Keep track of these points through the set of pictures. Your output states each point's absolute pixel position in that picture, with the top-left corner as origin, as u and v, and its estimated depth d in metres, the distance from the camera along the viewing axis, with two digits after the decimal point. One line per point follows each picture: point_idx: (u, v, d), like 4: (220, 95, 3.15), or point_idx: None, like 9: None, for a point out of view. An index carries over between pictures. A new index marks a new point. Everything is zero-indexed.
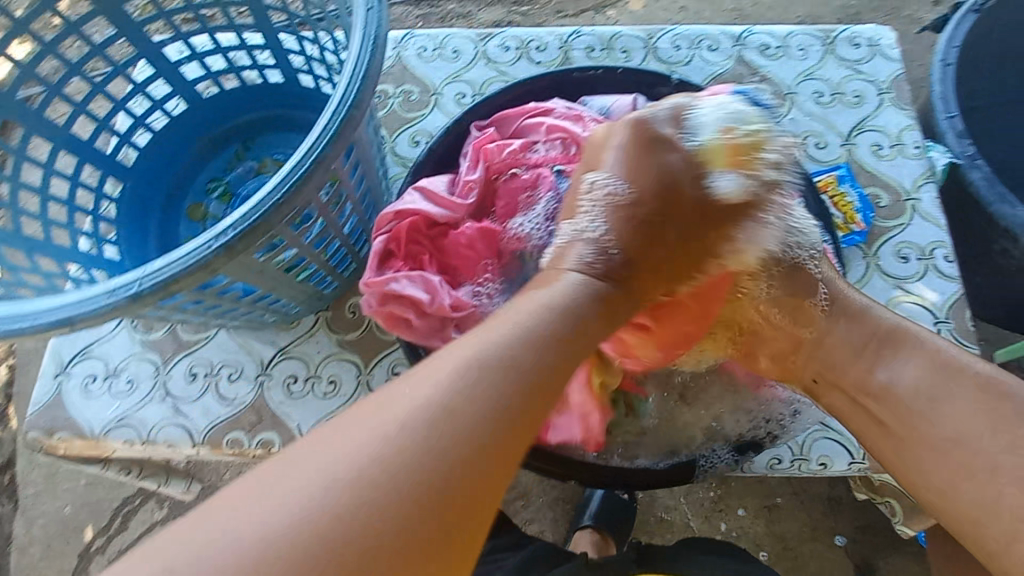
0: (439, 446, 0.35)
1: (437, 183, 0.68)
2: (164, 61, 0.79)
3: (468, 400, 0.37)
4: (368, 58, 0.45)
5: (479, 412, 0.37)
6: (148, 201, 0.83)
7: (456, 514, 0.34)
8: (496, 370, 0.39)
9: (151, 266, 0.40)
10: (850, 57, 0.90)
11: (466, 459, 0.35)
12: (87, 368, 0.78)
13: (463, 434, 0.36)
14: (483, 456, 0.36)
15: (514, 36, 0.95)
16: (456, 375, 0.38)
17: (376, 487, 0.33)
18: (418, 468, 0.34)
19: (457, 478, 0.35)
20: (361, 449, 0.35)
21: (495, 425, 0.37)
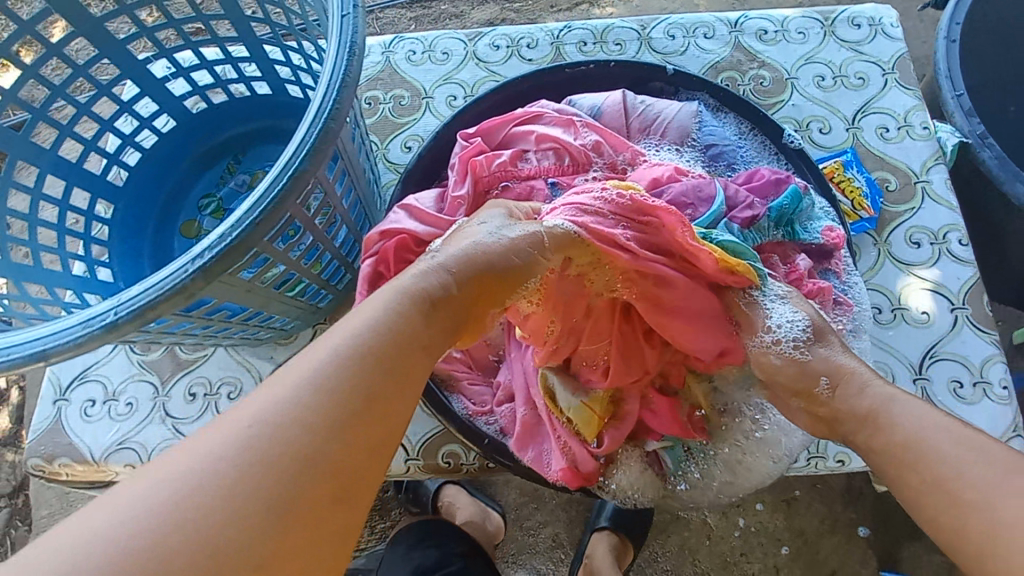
0: (294, 445, 0.32)
1: (424, 200, 0.63)
2: (150, 79, 0.78)
3: (320, 393, 0.35)
4: (345, 65, 0.44)
5: (329, 401, 0.34)
6: (141, 220, 0.82)
7: (334, 496, 0.32)
8: (352, 356, 0.37)
9: (126, 293, 0.39)
10: (851, 38, 0.87)
11: (330, 451, 0.33)
12: (86, 392, 0.78)
13: (318, 423, 0.33)
14: (362, 434, 0.35)
15: (504, 34, 0.93)
16: (305, 368, 0.36)
17: (234, 491, 0.30)
18: (284, 458, 0.32)
19: (326, 462, 0.33)
20: (217, 458, 0.31)
21: (354, 406, 0.35)
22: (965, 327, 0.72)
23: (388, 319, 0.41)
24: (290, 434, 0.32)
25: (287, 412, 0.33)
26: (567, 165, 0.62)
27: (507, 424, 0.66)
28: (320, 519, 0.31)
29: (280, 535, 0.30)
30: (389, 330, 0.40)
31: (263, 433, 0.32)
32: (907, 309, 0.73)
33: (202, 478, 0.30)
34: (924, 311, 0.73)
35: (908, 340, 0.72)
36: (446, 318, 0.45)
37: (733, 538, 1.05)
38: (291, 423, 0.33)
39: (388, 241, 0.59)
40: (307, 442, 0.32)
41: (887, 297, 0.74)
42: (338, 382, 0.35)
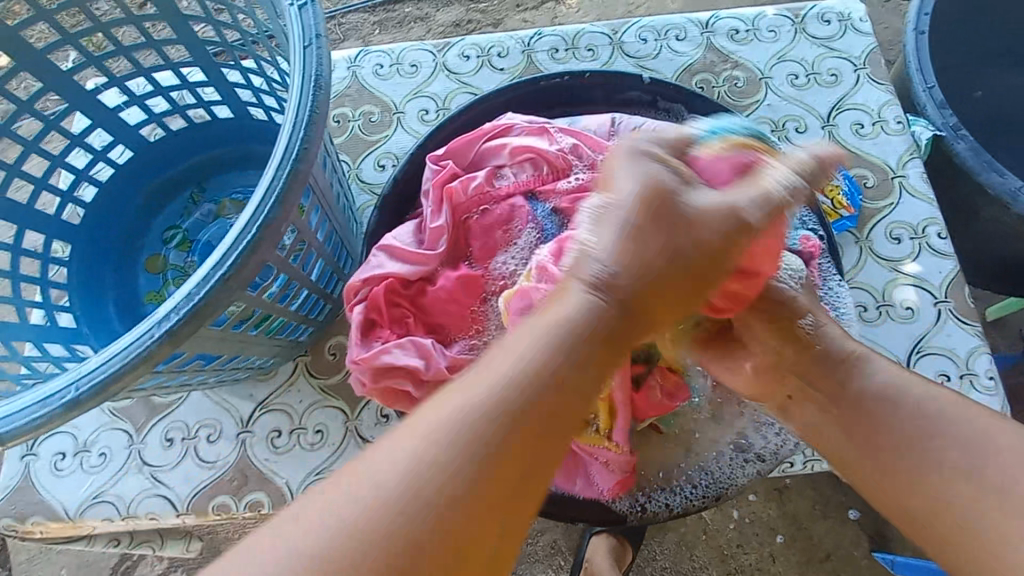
0: (435, 479, 0.32)
1: (401, 235, 0.61)
2: (102, 110, 0.74)
3: (486, 417, 0.34)
4: (311, 102, 0.41)
5: (469, 442, 0.33)
6: (102, 259, 0.78)
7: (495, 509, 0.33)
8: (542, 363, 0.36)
9: (86, 365, 0.36)
10: (821, 34, 0.87)
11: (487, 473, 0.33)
12: (55, 445, 0.73)
13: (473, 454, 0.33)
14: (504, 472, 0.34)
15: (473, 44, 0.91)
16: (458, 396, 0.35)
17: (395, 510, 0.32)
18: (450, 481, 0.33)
19: (463, 495, 0.33)
20: (378, 484, 0.32)
21: (522, 419, 0.34)
22: (949, 322, 0.73)
23: (551, 339, 0.37)
24: (439, 464, 0.33)
25: (440, 443, 0.33)
26: (545, 174, 0.61)
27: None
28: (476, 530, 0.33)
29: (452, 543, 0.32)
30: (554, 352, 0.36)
31: (417, 465, 0.33)
32: (892, 305, 0.74)
33: (360, 507, 0.32)
34: (908, 306, 0.73)
35: (893, 336, 0.72)
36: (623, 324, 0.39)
37: (728, 529, 1.06)
38: (439, 455, 0.33)
39: (376, 286, 0.58)
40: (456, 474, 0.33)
41: (872, 295, 0.74)
42: (483, 414, 0.34)
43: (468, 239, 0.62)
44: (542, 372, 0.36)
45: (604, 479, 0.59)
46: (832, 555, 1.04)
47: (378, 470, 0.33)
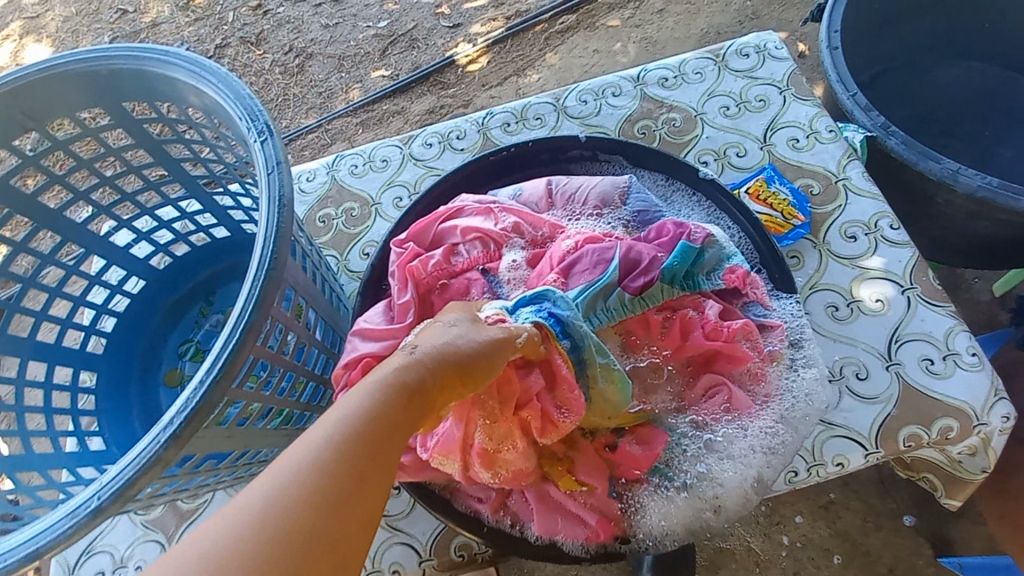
0: (296, 519, 0.33)
1: (373, 317, 0.65)
2: (115, 249, 0.83)
3: (306, 471, 0.35)
4: (277, 218, 0.48)
5: (298, 501, 0.34)
6: (126, 380, 0.85)
7: (352, 520, 0.35)
8: (378, 413, 0.40)
9: (105, 476, 0.40)
10: (743, 67, 0.95)
11: (342, 495, 0.35)
12: (95, 564, 0.77)
13: (322, 492, 0.35)
14: (333, 528, 0.34)
15: (435, 132, 1.01)
16: (275, 476, 0.35)
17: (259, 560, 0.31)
18: (316, 504, 0.34)
19: (294, 556, 0.32)
20: (201, 560, 0.31)
21: (346, 478, 0.36)
22: (920, 306, 0.75)
23: (362, 407, 0.40)
24: (261, 529, 0.32)
25: (255, 514, 0.33)
26: (493, 250, 0.66)
27: (518, 509, 0.59)
28: (343, 546, 0.34)
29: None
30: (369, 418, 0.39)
31: (238, 535, 0.32)
32: (862, 300, 0.76)
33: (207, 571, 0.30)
34: (877, 299, 0.76)
35: (868, 329, 0.74)
36: (407, 421, 0.41)
37: (782, 559, 1.02)
38: (265, 523, 0.33)
39: (354, 369, 0.61)
40: (278, 538, 0.32)
41: (839, 293, 0.77)
42: (307, 479, 0.35)
43: (434, 311, 0.65)
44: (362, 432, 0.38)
45: (591, 517, 0.56)
46: (896, 569, 1.00)
47: (215, 526, 0.33)
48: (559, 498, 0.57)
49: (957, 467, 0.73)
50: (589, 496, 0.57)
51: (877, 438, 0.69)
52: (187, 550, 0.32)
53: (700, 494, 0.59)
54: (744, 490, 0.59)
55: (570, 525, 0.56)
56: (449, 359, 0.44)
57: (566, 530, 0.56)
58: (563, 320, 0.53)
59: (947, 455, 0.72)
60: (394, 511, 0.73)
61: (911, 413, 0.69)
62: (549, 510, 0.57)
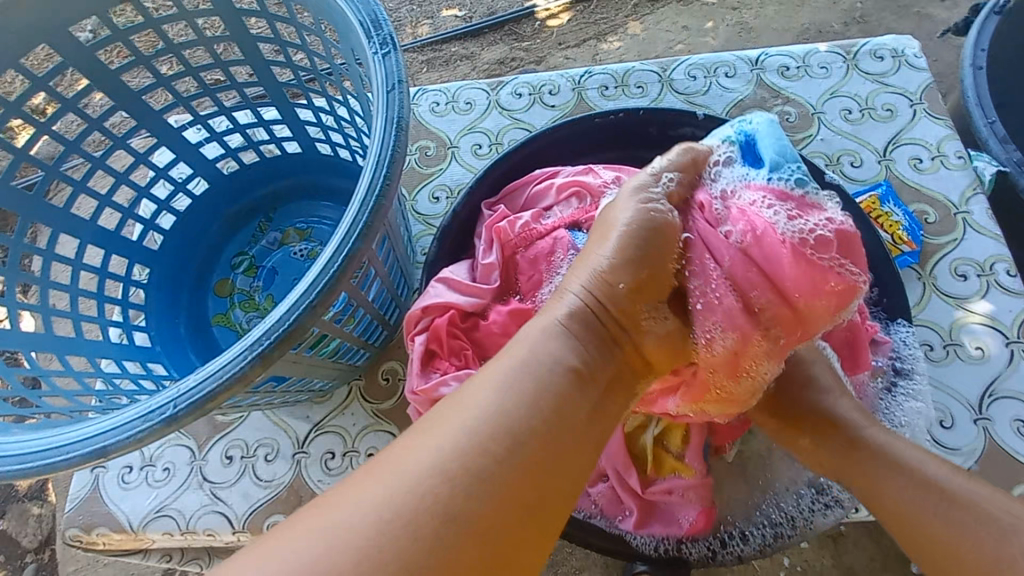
0: (477, 489, 0.33)
1: (458, 270, 0.62)
2: (185, 145, 0.80)
3: (496, 417, 0.35)
4: (393, 142, 0.44)
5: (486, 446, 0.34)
6: (176, 282, 0.83)
7: (540, 460, 0.35)
8: (549, 379, 0.38)
9: (184, 384, 0.38)
10: (875, 70, 0.87)
11: (524, 443, 0.35)
12: (123, 458, 0.77)
13: (507, 437, 0.35)
14: (524, 468, 0.34)
15: (526, 82, 0.95)
16: (458, 423, 0.35)
17: (455, 500, 0.32)
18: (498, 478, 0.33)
19: (486, 500, 0.33)
20: (397, 500, 0.32)
21: (530, 422, 0.36)
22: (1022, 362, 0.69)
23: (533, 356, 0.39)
24: (456, 471, 0.33)
25: (451, 457, 0.34)
26: (590, 207, 0.62)
27: (601, 502, 0.62)
28: (539, 482, 0.34)
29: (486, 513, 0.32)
30: (536, 365, 0.38)
31: (435, 479, 0.33)
32: (960, 344, 0.71)
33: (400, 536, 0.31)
34: (977, 346, 0.70)
35: (962, 378, 0.69)
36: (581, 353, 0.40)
37: None
38: (460, 470, 0.33)
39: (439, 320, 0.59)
40: (473, 478, 0.33)
41: (937, 333, 0.71)
42: (496, 427, 0.35)
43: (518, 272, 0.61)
44: (541, 379, 0.38)
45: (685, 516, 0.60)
46: None
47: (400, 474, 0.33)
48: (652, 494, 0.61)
49: None
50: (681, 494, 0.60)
51: None
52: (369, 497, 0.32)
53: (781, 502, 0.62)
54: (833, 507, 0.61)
55: (664, 524, 0.60)
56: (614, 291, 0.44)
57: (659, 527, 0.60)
58: (754, 137, 0.49)
59: None
60: None
61: (992, 473, 0.65)
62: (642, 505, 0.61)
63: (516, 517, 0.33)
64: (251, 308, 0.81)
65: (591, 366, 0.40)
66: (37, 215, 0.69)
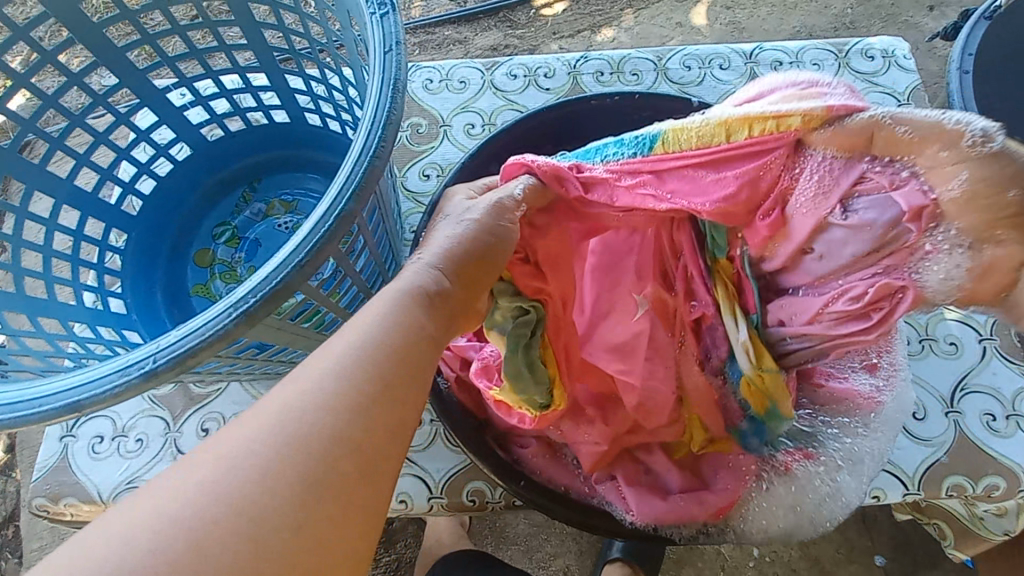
0: (322, 425, 0.32)
1: None
2: (169, 107, 0.78)
3: (340, 380, 0.34)
4: (389, 103, 0.43)
5: (340, 405, 0.33)
6: (154, 251, 0.80)
7: (390, 415, 0.34)
8: (404, 318, 0.38)
9: (165, 338, 0.37)
10: (865, 69, 0.89)
11: (374, 400, 0.34)
12: (94, 428, 0.74)
13: (359, 395, 0.34)
14: (376, 419, 0.33)
15: (521, 64, 0.94)
16: (300, 383, 0.33)
17: (320, 463, 0.31)
18: (349, 426, 0.32)
19: (352, 446, 0.32)
20: (253, 451, 0.30)
21: (374, 384, 0.34)
22: (994, 359, 0.71)
23: (393, 321, 0.38)
24: (320, 427, 0.32)
25: (310, 412, 0.32)
26: None
27: (609, 497, 0.63)
28: (389, 442, 0.34)
29: (351, 460, 0.32)
30: (400, 330, 0.38)
31: (295, 432, 0.31)
32: (936, 339, 0.73)
33: (242, 477, 0.29)
34: (952, 342, 0.72)
35: (937, 372, 0.71)
36: (439, 311, 0.41)
37: (748, 568, 0.97)
38: (306, 434, 0.31)
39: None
40: (336, 431, 0.32)
41: (914, 328, 0.73)
42: (351, 381, 0.34)
43: None
44: (398, 343, 0.37)
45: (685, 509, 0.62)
46: None
47: (254, 421, 0.31)
48: (654, 485, 0.63)
49: (976, 523, 0.72)
50: (675, 484, 0.63)
51: (920, 481, 0.67)
52: (197, 468, 0.29)
53: (774, 503, 0.66)
54: (824, 507, 0.65)
55: (673, 513, 0.61)
56: (458, 260, 0.43)
57: (665, 518, 0.61)
58: None
59: (971, 511, 0.72)
60: (413, 442, 0.71)
61: (960, 465, 0.67)
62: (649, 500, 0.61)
63: (364, 464, 0.32)
64: (231, 279, 0.79)
65: (445, 296, 0.42)
66: (8, 167, 0.65)
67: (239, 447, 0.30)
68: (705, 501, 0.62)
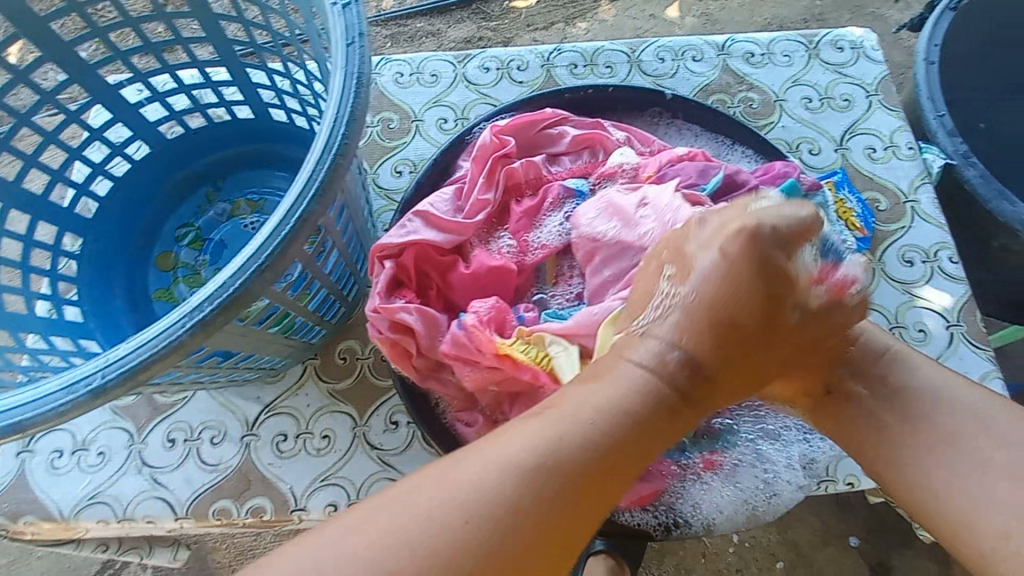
0: (467, 529, 0.34)
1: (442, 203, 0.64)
2: (123, 104, 0.74)
3: (486, 491, 0.36)
4: (353, 98, 0.41)
5: (483, 519, 0.35)
6: (112, 256, 0.77)
7: (547, 520, 0.36)
8: (532, 448, 0.37)
9: (114, 352, 0.35)
10: (835, 61, 0.89)
11: (526, 531, 0.35)
12: (53, 443, 0.71)
13: (504, 519, 0.35)
14: (511, 531, 0.35)
15: (493, 56, 0.92)
16: (450, 482, 0.36)
17: (454, 559, 0.34)
18: (483, 519, 0.35)
19: (493, 553, 0.34)
20: (405, 545, 0.34)
21: (530, 513, 0.36)
22: (961, 345, 0.73)
23: (527, 448, 0.37)
24: (467, 533, 0.34)
25: (458, 513, 0.35)
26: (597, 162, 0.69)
27: None
28: (548, 549, 0.36)
29: (495, 560, 0.34)
30: (533, 453, 0.37)
31: (437, 534, 0.34)
32: (905, 327, 0.74)
33: (399, 568, 0.33)
34: (920, 329, 0.74)
35: None
36: (565, 490, 0.37)
37: (728, 555, 0.98)
38: (456, 537, 0.34)
39: (406, 256, 0.62)
40: (475, 536, 0.34)
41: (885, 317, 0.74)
42: (494, 500, 0.35)
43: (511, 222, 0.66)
44: (538, 463, 0.37)
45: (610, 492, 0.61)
46: None
47: (404, 522, 0.34)
48: None
49: None
50: None
51: None
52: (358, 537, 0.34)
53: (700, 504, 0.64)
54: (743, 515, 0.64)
55: None
56: (590, 467, 0.38)
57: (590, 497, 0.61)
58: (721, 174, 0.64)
59: None
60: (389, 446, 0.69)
61: None
62: None
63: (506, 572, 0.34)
64: (196, 282, 0.76)
65: (563, 465, 0.37)
66: None
67: (394, 525, 0.34)
68: (629, 486, 0.61)
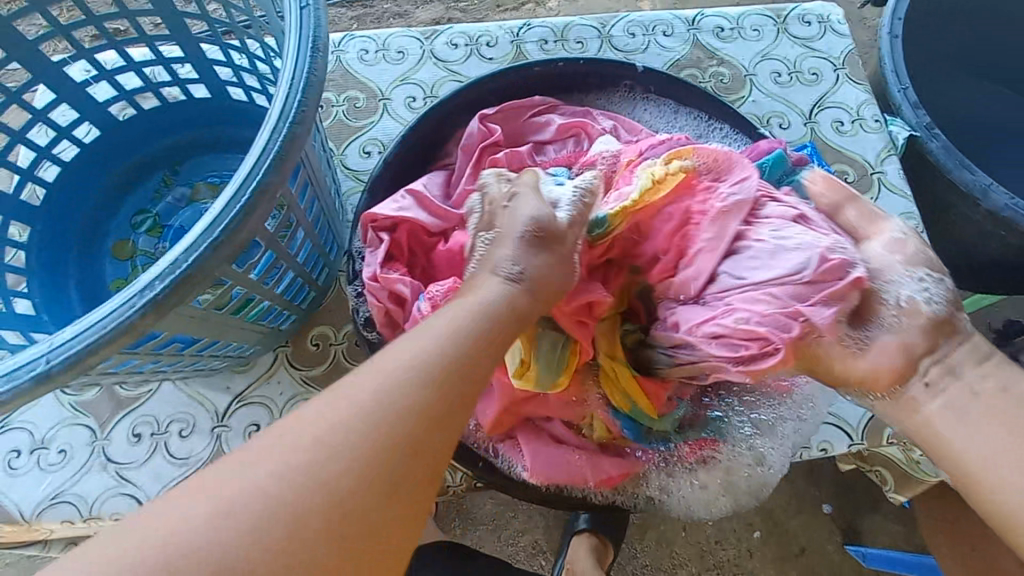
0: (329, 465, 0.30)
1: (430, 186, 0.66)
2: (68, 83, 0.69)
3: (349, 422, 0.32)
4: (309, 63, 0.40)
5: (348, 452, 0.31)
6: (63, 244, 0.73)
7: (410, 447, 0.33)
8: (405, 378, 0.34)
9: (59, 335, 0.33)
10: (803, 35, 0.90)
11: (382, 453, 0.32)
12: (9, 442, 0.68)
13: (365, 443, 0.32)
14: (387, 461, 0.32)
15: (462, 32, 0.90)
16: (322, 416, 0.32)
17: (326, 503, 0.30)
18: (349, 460, 0.31)
19: (352, 490, 0.30)
20: (257, 489, 0.29)
21: (390, 435, 0.32)
22: None
23: (404, 366, 0.35)
24: (325, 469, 0.30)
25: (312, 445, 0.31)
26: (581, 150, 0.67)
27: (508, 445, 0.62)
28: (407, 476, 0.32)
29: (354, 489, 0.30)
30: (411, 370, 0.34)
31: (297, 472, 0.30)
32: None
33: (251, 510, 0.29)
34: None
35: None
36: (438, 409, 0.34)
37: (707, 527, 1.00)
38: (308, 473, 0.30)
39: (399, 231, 0.63)
40: (343, 473, 0.30)
41: None
42: (357, 428, 0.32)
43: None
44: (399, 385, 0.34)
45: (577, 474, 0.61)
46: (806, 550, 1.00)
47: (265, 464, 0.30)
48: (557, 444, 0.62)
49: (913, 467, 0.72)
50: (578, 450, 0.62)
51: (864, 431, 0.70)
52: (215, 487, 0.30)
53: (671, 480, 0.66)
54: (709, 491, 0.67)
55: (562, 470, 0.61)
56: (452, 367, 0.36)
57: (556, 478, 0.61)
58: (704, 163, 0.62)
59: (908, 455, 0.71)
60: None
61: None
62: (547, 458, 0.61)
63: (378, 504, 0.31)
64: None
65: (441, 397, 0.34)
66: None
67: (249, 487, 0.29)
68: (598, 466, 0.61)
